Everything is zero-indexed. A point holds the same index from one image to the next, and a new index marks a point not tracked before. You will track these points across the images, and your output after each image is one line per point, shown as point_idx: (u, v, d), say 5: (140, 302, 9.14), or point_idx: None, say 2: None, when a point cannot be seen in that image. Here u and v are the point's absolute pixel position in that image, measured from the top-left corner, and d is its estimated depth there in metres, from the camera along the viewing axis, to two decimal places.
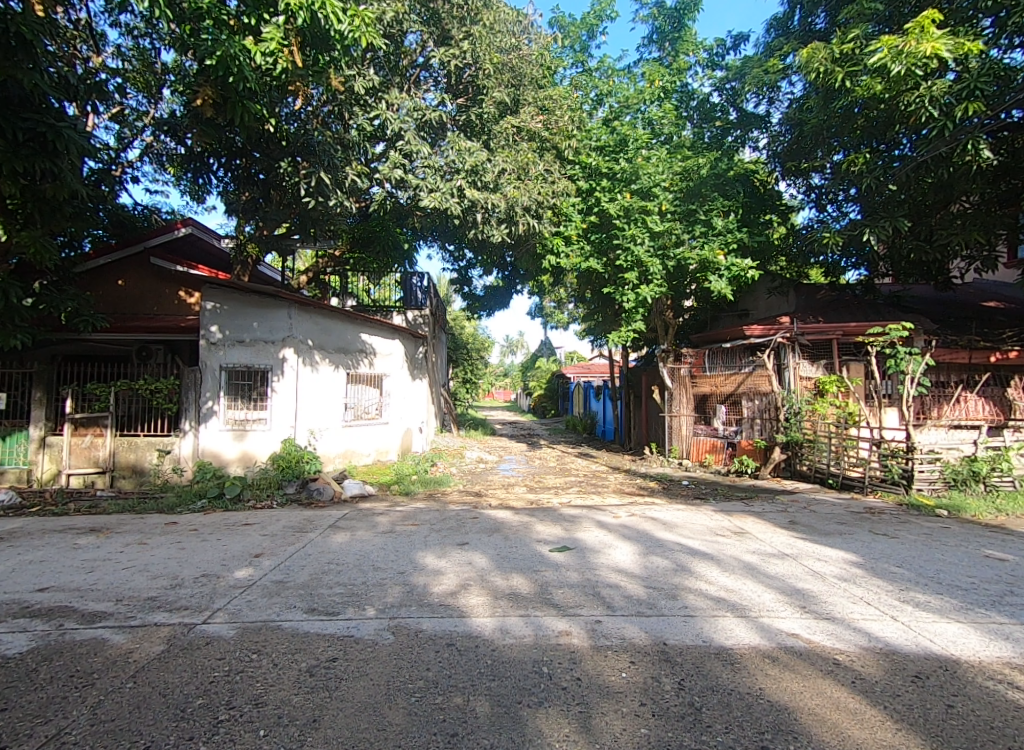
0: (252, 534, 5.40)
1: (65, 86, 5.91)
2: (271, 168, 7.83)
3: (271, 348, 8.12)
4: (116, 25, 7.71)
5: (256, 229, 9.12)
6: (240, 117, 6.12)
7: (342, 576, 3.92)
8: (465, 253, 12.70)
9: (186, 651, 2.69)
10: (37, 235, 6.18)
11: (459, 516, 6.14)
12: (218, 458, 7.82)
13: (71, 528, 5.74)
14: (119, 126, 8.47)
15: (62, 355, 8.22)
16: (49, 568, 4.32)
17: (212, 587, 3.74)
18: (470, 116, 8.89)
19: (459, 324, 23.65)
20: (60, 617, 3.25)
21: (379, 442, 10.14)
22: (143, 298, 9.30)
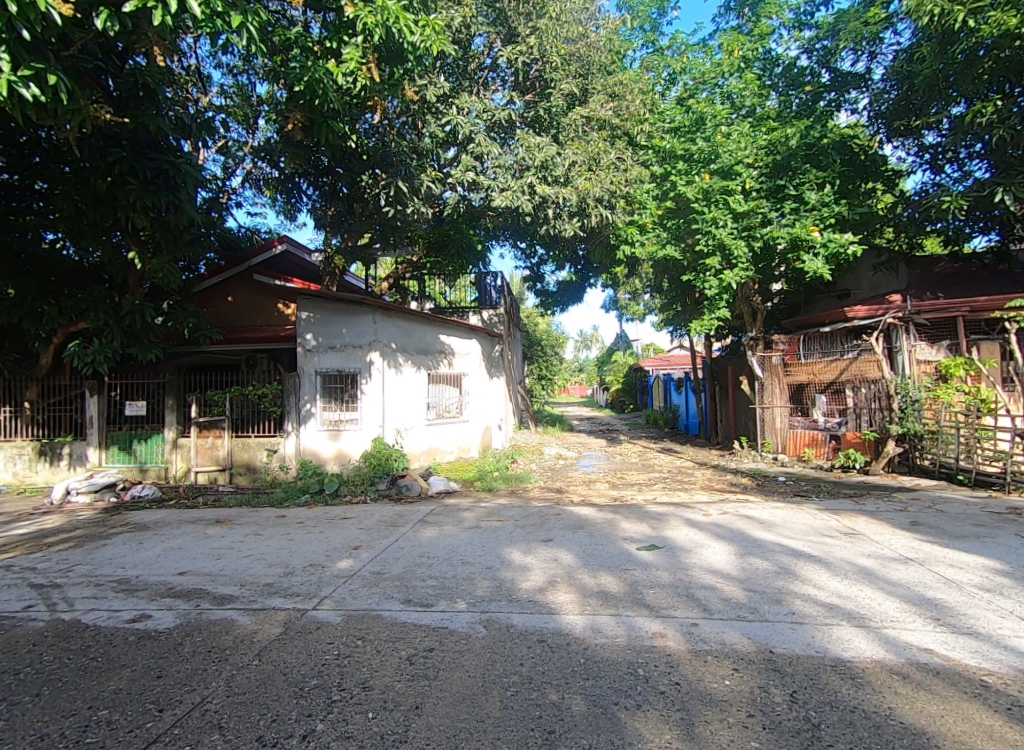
0: (350, 527, 5.77)
1: (181, 126, 6.66)
2: (353, 181, 8.33)
3: (359, 352, 8.60)
4: (220, 67, 8.52)
5: (341, 241, 9.73)
6: (326, 138, 6.57)
7: (433, 569, 4.07)
8: (536, 249, 12.78)
9: (300, 634, 2.94)
10: (165, 261, 7.04)
11: (542, 512, 6.18)
12: (317, 456, 8.49)
13: (201, 519, 6.50)
14: (224, 157, 9.40)
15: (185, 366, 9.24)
16: (186, 555, 4.90)
17: (320, 576, 4.05)
18: (538, 112, 8.84)
19: (532, 321, 23.87)
20: (197, 598, 3.67)
21: (461, 439, 10.44)
22: (248, 312, 10.27)
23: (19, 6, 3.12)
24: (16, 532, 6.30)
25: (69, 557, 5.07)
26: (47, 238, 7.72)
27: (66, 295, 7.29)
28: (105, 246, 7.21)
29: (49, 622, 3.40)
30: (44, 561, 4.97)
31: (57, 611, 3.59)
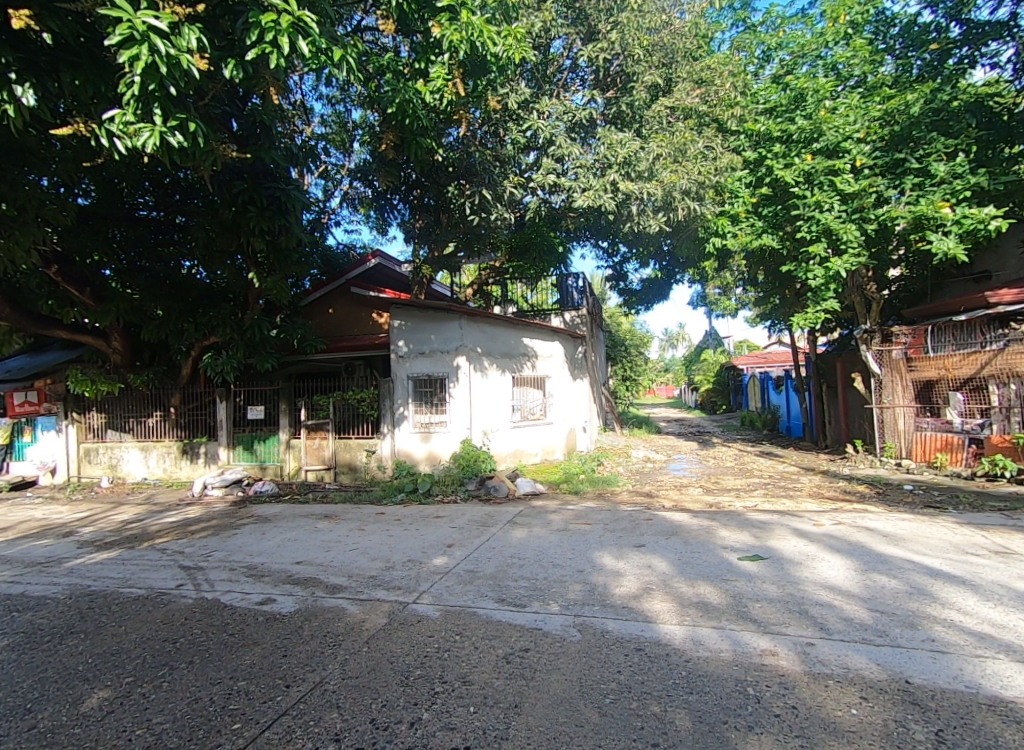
0: (443, 525, 6.01)
1: (290, 155, 7.36)
2: (440, 193, 8.71)
3: (447, 357, 8.92)
4: (321, 98, 9.27)
5: (429, 252, 10.15)
6: (416, 154, 6.90)
7: (525, 570, 4.12)
8: (619, 248, 12.49)
9: (403, 625, 3.10)
10: (278, 279, 7.82)
11: (633, 516, 6.02)
12: (410, 457, 8.93)
13: (311, 514, 7.09)
14: (325, 181, 10.23)
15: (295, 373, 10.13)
16: (301, 546, 5.39)
17: (418, 572, 4.25)
18: (620, 108, 8.64)
19: (615, 321, 23.38)
20: (312, 586, 4.02)
21: (546, 442, 10.46)
22: (347, 322, 11.06)
23: (168, 66, 3.61)
24: (165, 520, 7.30)
25: (207, 543, 5.77)
26: (185, 265, 8.88)
27: (201, 314, 8.35)
28: (230, 268, 8.13)
29: (195, 600, 3.89)
30: (188, 546, 5.71)
31: (200, 591, 4.10)
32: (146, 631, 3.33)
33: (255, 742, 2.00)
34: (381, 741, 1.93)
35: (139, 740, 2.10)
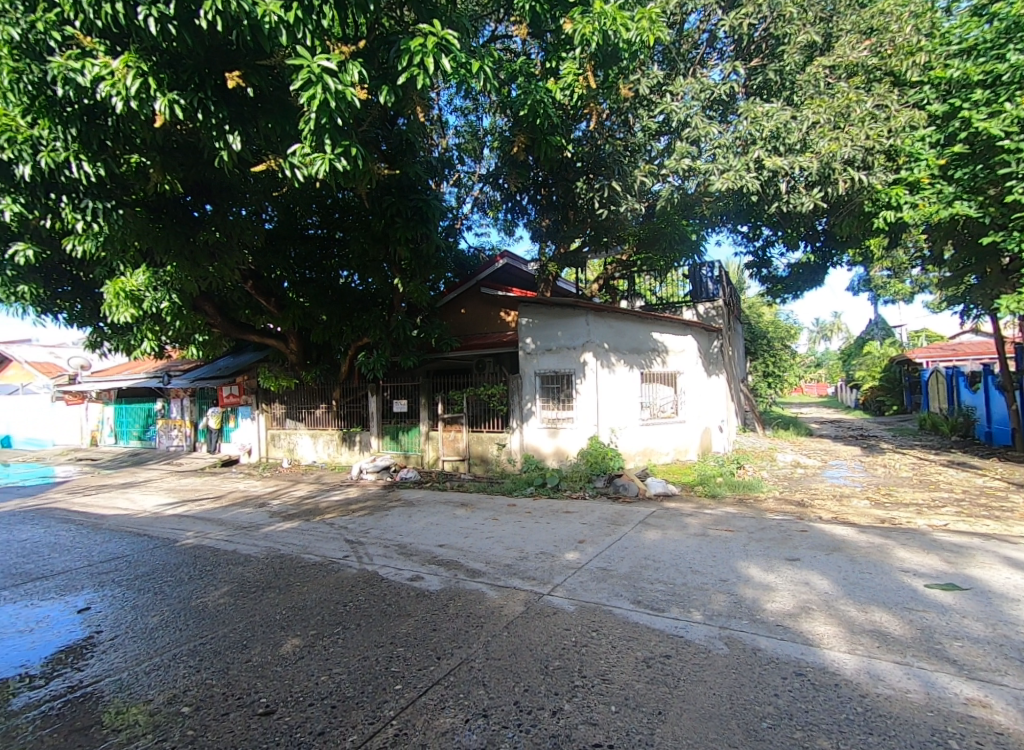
0: (573, 521, 6.04)
1: (430, 167, 7.96)
2: (567, 190, 8.74)
3: (574, 353, 8.89)
4: (456, 111, 9.85)
5: (555, 250, 10.21)
6: (545, 153, 6.97)
7: (661, 573, 3.96)
8: (762, 230, 11.33)
9: (540, 615, 3.18)
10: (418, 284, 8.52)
11: (782, 526, 5.45)
12: (539, 451, 9.10)
13: (450, 501, 7.60)
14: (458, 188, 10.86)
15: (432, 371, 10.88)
16: (443, 529, 5.82)
17: (551, 564, 4.33)
18: (767, 76, 7.93)
19: (755, 312, 21.36)
20: (455, 568, 4.31)
21: (678, 441, 9.93)
22: (478, 321, 11.63)
23: (337, 101, 4.11)
24: (331, 498, 8.39)
25: (366, 521, 6.52)
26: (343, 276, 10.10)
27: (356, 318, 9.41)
28: (379, 276, 9.03)
29: (358, 570, 4.42)
30: (351, 522, 6.50)
31: (363, 562, 4.65)
32: (324, 593, 3.87)
33: (414, 704, 2.21)
34: (526, 725, 2.00)
35: (323, 685, 2.45)
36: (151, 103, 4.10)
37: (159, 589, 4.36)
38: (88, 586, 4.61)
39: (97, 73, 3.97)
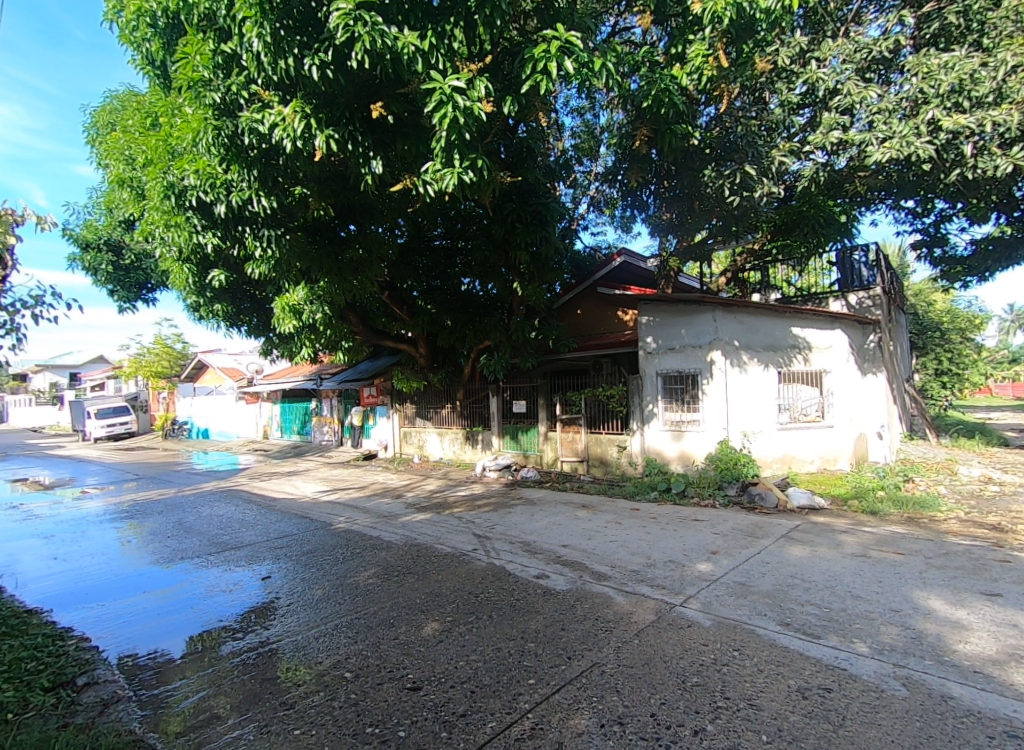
0: (704, 530, 5.66)
1: (549, 170, 7.98)
2: (693, 179, 7.88)
3: (700, 352, 8.37)
4: (572, 113, 9.82)
5: (678, 243, 9.76)
6: (670, 143, 6.69)
7: (813, 595, 3.54)
8: (936, 202, 9.57)
9: (673, 626, 3.03)
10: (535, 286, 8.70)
11: (972, 553, 4.56)
12: (661, 455, 8.70)
13: (571, 502, 7.60)
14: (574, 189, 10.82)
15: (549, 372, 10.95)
16: (566, 530, 5.83)
17: (682, 574, 4.11)
18: (946, 22, 6.71)
19: (925, 299, 18.20)
20: (580, 569, 4.30)
21: (825, 448, 8.82)
22: (594, 321, 11.49)
23: (465, 116, 4.33)
24: (458, 494, 8.88)
25: (492, 517, 6.79)
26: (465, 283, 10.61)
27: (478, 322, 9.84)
28: (500, 280, 9.35)
29: (487, 563, 4.62)
30: (478, 517, 6.81)
31: (491, 556, 4.85)
32: (458, 582, 4.11)
33: (549, 700, 2.25)
34: (665, 740, 1.93)
35: (462, 669, 2.60)
36: (312, 140, 4.71)
37: (321, 566, 4.98)
38: (268, 558, 5.43)
39: (272, 121, 4.67)
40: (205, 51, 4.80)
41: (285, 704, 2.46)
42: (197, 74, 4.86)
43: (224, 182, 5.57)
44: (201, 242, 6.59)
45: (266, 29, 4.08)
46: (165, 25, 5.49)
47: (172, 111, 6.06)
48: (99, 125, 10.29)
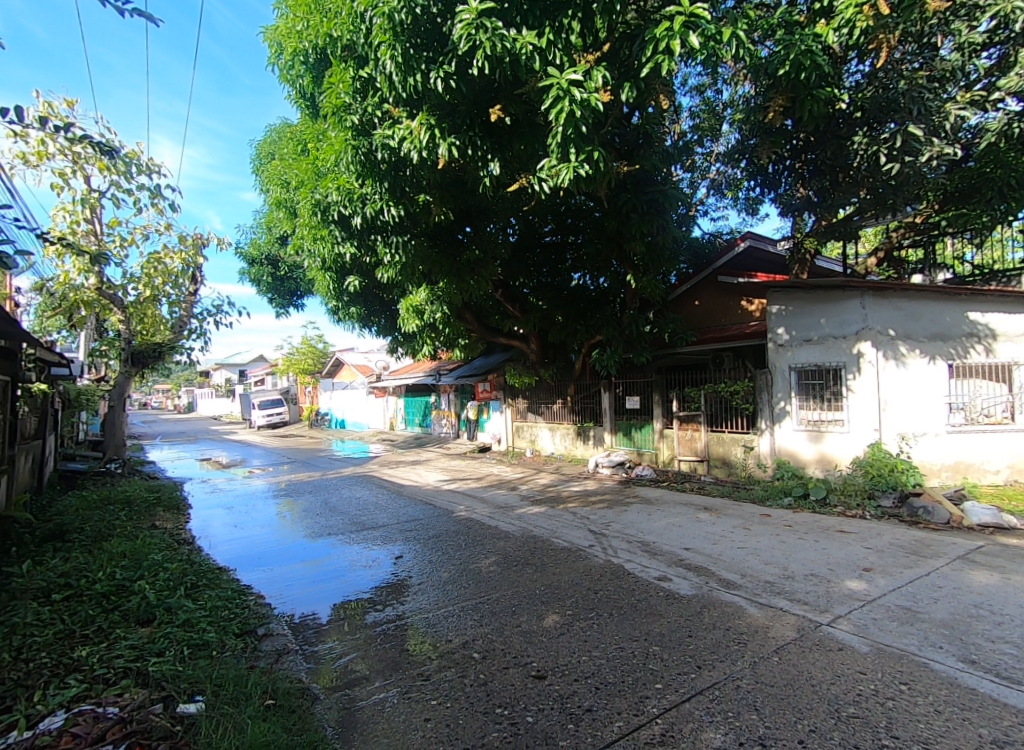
0: (853, 544, 5.02)
1: (667, 155, 7.38)
2: (838, 149, 7.07)
3: (844, 344, 7.41)
4: (691, 92, 9.28)
5: (816, 222, 8.53)
6: (810, 111, 6.00)
7: (1006, 631, 2.97)
8: None
9: (820, 647, 2.73)
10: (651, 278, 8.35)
11: None
12: (796, 457, 7.88)
13: (692, 503, 7.21)
14: (692, 173, 10.19)
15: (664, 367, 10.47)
16: (687, 533, 5.53)
17: (828, 590, 3.69)
18: None
19: None
20: (706, 575, 4.06)
21: (1016, 455, 7.27)
22: (714, 313, 10.74)
23: (582, 109, 4.29)
24: (572, 489, 8.88)
25: (607, 514, 6.67)
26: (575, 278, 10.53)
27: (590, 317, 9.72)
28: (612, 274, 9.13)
29: (605, 561, 4.55)
30: (592, 514, 6.74)
31: (608, 554, 4.77)
32: (576, 577, 4.11)
33: (680, 708, 2.16)
34: None
35: (586, 664, 2.61)
36: (436, 149, 5.00)
37: (446, 550, 5.29)
38: (399, 540, 5.90)
39: (402, 135, 5.04)
40: (347, 79, 5.32)
41: (422, 675, 2.66)
42: (340, 100, 5.41)
43: (361, 195, 6.14)
44: (341, 252, 7.33)
45: (398, 50, 4.42)
46: (315, 61, 6.21)
47: (319, 138, 6.83)
48: (261, 156, 11.92)
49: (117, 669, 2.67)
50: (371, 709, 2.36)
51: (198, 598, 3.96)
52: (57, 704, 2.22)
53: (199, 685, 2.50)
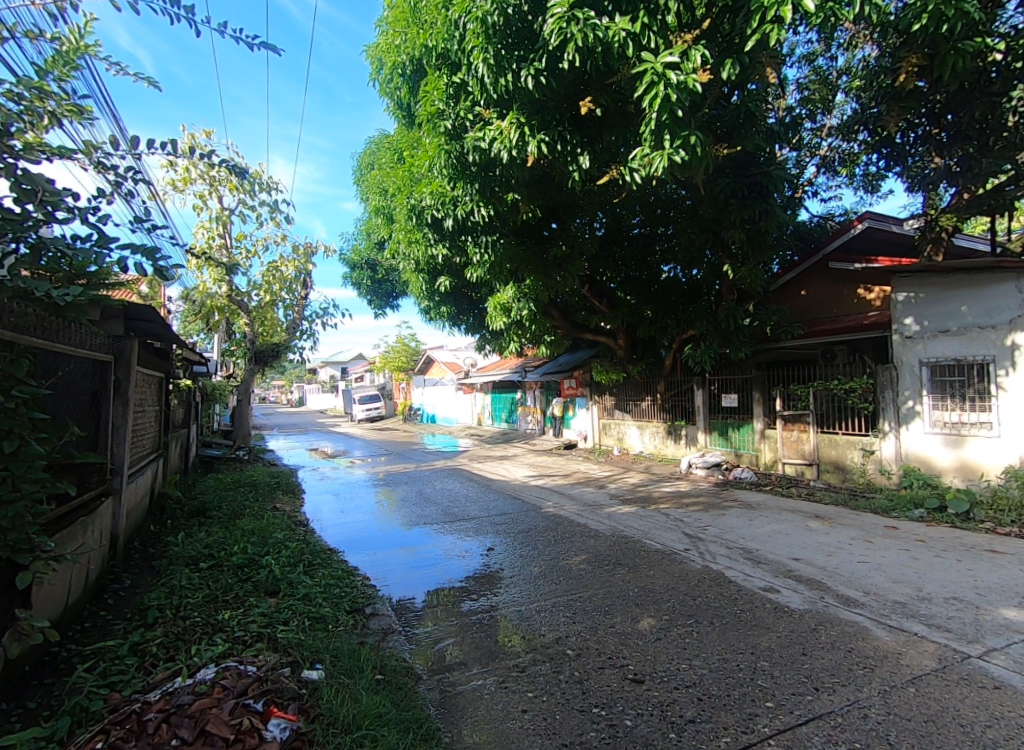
0: (1006, 566, 4.33)
1: (771, 134, 6.85)
2: (989, 109, 6.12)
3: (992, 335, 6.35)
4: (799, 61, 8.49)
5: (958, 196, 7.02)
6: (953, 68, 5.26)
7: None
8: None
9: (969, 682, 2.39)
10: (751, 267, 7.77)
11: None
12: (930, 464, 6.91)
13: (800, 511, 6.63)
14: (798, 152, 9.31)
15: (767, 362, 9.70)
16: (796, 542, 5.09)
17: (976, 618, 3.21)
18: None
19: None
20: (820, 590, 3.72)
21: None
22: (824, 303, 9.78)
23: (679, 92, 4.09)
24: (664, 489, 8.55)
25: (703, 517, 6.34)
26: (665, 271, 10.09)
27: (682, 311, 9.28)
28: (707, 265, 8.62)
29: (704, 567, 4.32)
30: (687, 516, 6.44)
31: (707, 560, 4.53)
32: (671, 581, 3.95)
33: (796, 732, 2.00)
34: None
35: (686, 673, 2.50)
36: (525, 147, 5.03)
37: (536, 545, 5.33)
38: (490, 532, 6.05)
39: (492, 136, 5.14)
40: (441, 86, 5.51)
41: (518, 667, 2.71)
42: (434, 107, 5.63)
43: (452, 198, 6.34)
44: (434, 254, 7.64)
45: (491, 52, 4.50)
46: (412, 72, 6.51)
47: (415, 145, 7.17)
48: (361, 167, 12.76)
49: (251, 632, 3.01)
50: (471, 694, 2.44)
51: (313, 575, 4.35)
52: (208, 658, 2.56)
53: (319, 654, 2.74)
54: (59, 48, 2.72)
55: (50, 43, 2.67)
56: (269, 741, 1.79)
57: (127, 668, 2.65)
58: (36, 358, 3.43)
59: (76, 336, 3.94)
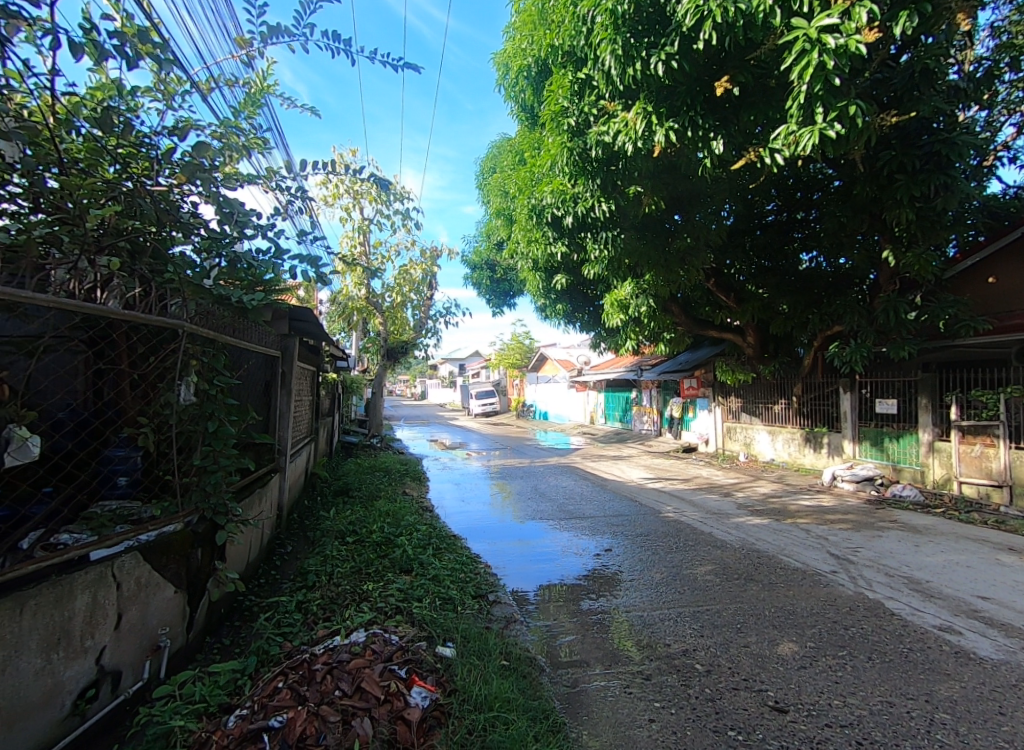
0: None
1: (954, 94, 5.79)
2: None
3: None
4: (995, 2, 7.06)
5: None
6: None
7: None
8: None
9: None
10: (921, 252, 6.65)
11: None
12: None
13: (985, 540, 5.54)
14: (990, 110, 7.76)
15: (937, 362, 8.27)
16: (980, 578, 4.27)
17: None
18: None
19: None
20: (1019, 638, 3.09)
21: None
22: (1020, 291, 8.09)
23: (837, 59, 3.65)
24: (803, 502, 7.70)
25: (853, 537, 5.60)
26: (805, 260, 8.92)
27: (827, 305, 8.29)
28: (862, 252, 7.57)
29: (856, 593, 3.81)
30: (832, 534, 5.73)
31: (860, 586, 3.99)
32: (814, 605, 3.56)
33: None
34: None
35: (841, 711, 2.24)
36: (652, 137, 4.86)
37: (656, 550, 5.13)
38: (607, 532, 5.96)
39: (617, 129, 5.03)
40: (566, 83, 5.51)
41: (642, 673, 2.63)
42: (559, 105, 5.64)
43: (573, 195, 6.32)
44: (553, 252, 7.68)
45: (619, 43, 4.39)
46: (537, 72, 6.61)
47: (537, 145, 7.27)
48: (484, 172, 13.30)
49: (391, 604, 3.30)
50: (595, 694, 2.43)
51: (441, 557, 4.66)
52: (358, 622, 2.87)
53: (451, 633, 2.93)
54: (248, 91, 3.21)
55: (243, 88, 3.16)
56: (413, 707, 1.97)
57: (294, 622, 3.08)
58: (229, 353, 4.12)
59: (255, 335, 4.64)
